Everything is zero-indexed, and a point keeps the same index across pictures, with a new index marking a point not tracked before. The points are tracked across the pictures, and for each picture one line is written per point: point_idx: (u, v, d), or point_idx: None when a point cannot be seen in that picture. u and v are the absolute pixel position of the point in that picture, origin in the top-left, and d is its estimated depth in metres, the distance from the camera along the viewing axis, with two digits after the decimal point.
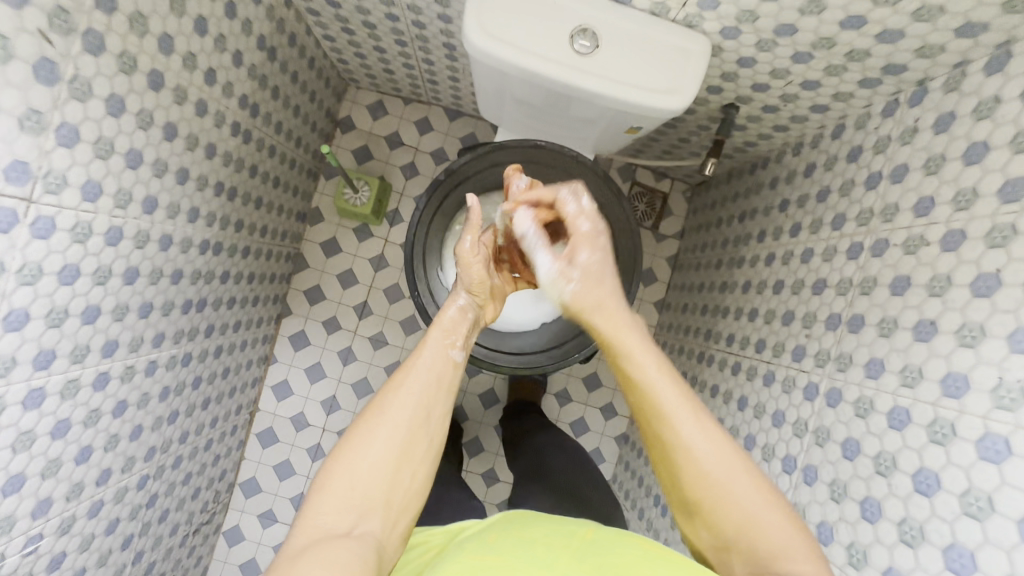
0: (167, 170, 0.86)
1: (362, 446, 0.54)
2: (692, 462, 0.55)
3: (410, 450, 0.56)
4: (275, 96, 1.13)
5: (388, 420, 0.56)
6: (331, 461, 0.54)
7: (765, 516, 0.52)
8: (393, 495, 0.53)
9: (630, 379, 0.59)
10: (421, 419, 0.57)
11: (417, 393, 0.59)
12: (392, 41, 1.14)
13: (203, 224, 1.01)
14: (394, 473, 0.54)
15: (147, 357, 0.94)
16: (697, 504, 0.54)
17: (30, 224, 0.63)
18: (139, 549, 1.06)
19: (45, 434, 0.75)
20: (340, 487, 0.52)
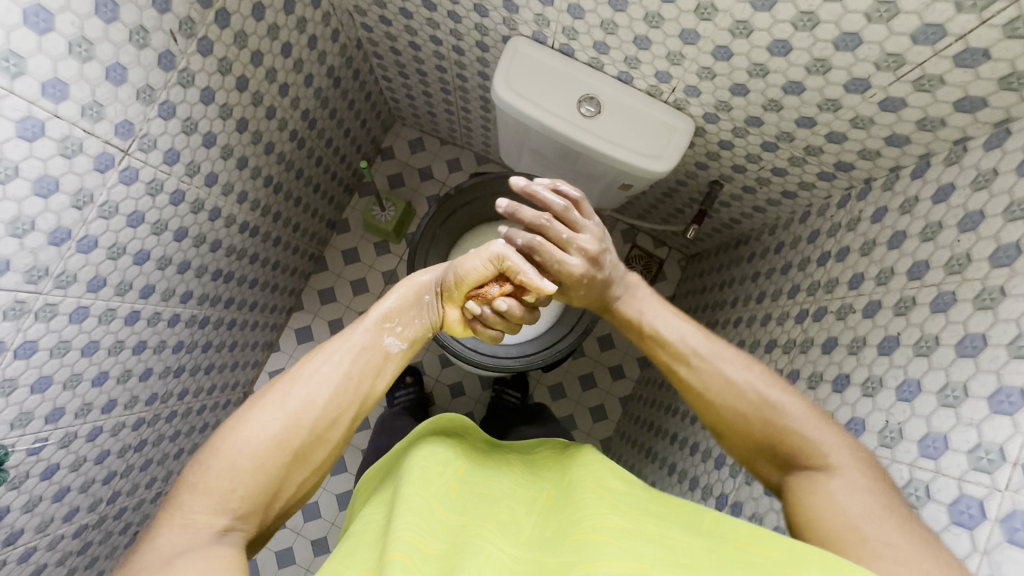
0: (232, 154, 0.94)
1: (243, 448, 0.54)
2: (711, 385, 0.62)
3: (302, 452, 0.57)
4: (332, 117, 1.22)
5: (276, 420, 0.56)
6: (207, 463, 0.54)
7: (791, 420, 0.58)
8: (275, 493, 0.55)
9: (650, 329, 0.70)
10: (318, 420, 0.58)
11: (316, 395, 0.59)
12: (438, 88, 1.25)
13: (248, 207, 1.07)
14: (279, 472, 0.55)
15: (174, 310, 0.98)
16: (721, 424, 0.62)
17: (120, 171, 0.72)
18: (103, 516, 1.03)
19: (26, 386, 0.73)
20: (211, 489, 0.52)
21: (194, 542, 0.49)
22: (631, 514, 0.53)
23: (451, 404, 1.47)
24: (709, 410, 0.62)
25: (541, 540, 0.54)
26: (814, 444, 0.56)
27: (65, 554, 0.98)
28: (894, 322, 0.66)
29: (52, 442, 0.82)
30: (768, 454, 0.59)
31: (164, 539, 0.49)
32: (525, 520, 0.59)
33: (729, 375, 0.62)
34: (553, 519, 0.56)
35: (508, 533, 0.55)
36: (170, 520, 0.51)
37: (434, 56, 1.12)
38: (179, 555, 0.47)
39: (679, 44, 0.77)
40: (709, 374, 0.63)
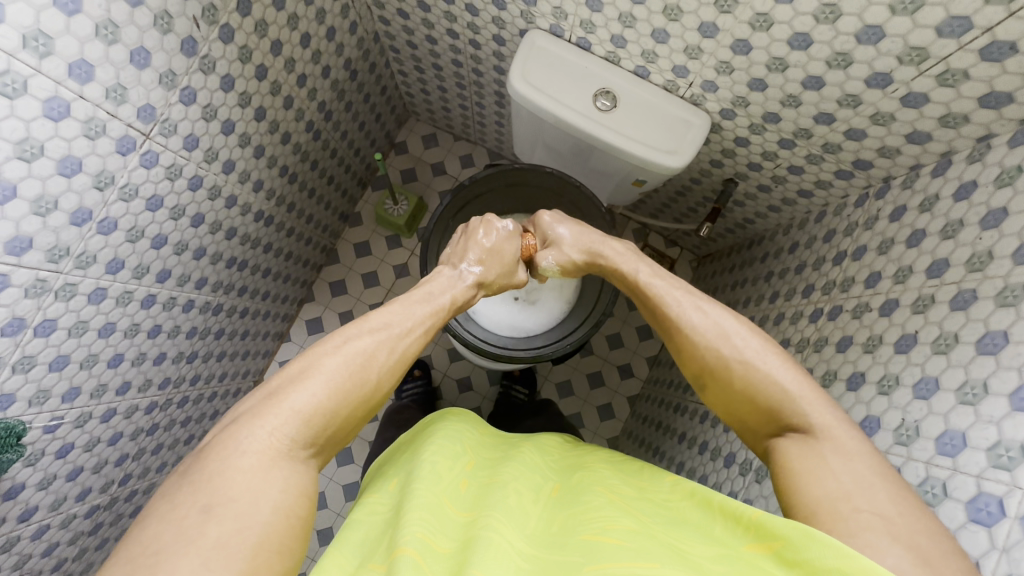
0: (249, 142, 0.95)
1: (321, 390, 0.56)
2: (694, 332, 0.64)
3: (365, 408, 0.61)
4: (348, 109, 1.23)
5: (355, 374, 0.59)
6: (291, 391, 0.55)
7: (773, 370, 0.58)
8: (333, 442, 0.58)
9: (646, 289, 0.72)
10: (385, 382, 0.63)
11: (383, 361, 0.63)
12: (453, 82, 1.26)
13: (263, 197, 1.08)
14: (343, 423, 0.58)
15: (188, 295, 0.99)
16: (708, 370, 0.63)
17: (141, 154, 0.73)
18: (113, 498, 1.04)
19: (44, 363, 0.75)
20: (287, 422, 0.53)
21: (271, 469, 0.50)
22: (640, 520, 0.53)
23: (459, 399, 1.47)
24: (695, 357, 0.64)
25: (549, 536, 0.54)
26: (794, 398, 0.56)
27: (77, 534, 0.99)
28: (912, 320, 0.65)
29: (69, 422, 0.84)
30: (745, 405, 0.59)
31: (243, 459, 0.50)
32: (534, 509, 0.59)
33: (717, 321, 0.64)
34: (559, 519, 0.56)
35: (518, 521, 0.55)
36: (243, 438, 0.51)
37: (451, 50, 1.13)
38: (262, 481, 0.49)
39: (698, 37, 0.76)
40: (697, 321, 0.65)
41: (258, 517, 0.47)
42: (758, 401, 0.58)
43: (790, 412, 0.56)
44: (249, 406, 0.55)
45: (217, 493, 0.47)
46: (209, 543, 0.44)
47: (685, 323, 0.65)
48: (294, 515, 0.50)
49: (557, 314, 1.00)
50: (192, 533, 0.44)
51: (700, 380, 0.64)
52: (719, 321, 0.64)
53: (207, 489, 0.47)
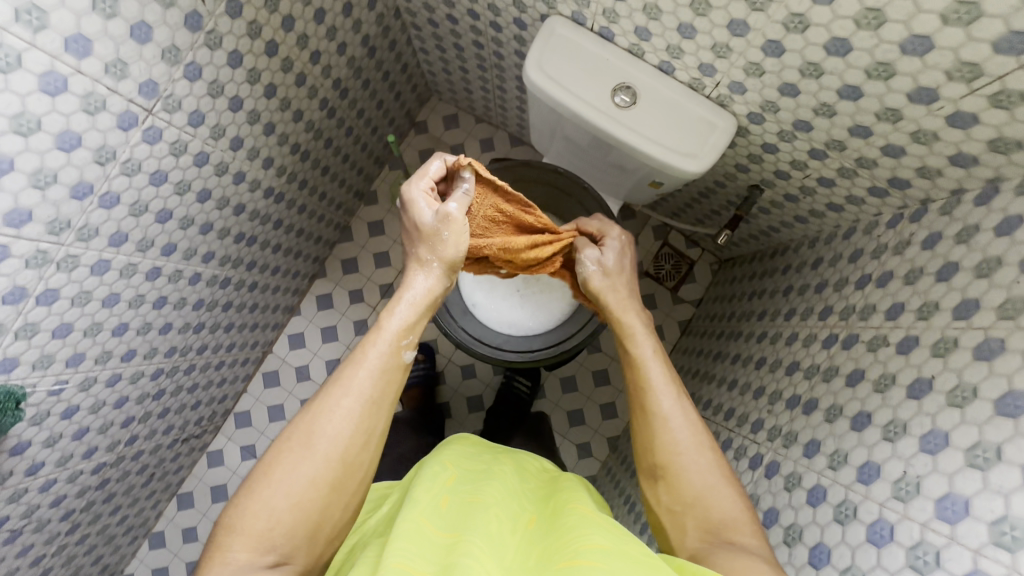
0: (259, 119, 0.94)
1: (282, 489, 0.55)
2: (667, 433, 0.62)
3: (338, 485, 0.58)
4: (365, 87, 1.21)
5: (311, 460, 0.57)
6: (252, 498, 0.55)
7: (723, 490, 0.59)
8: (316, 527, 0.56)
9: (629, 354, 0.68)
10: (352, 453, 0.58)
11: (346, 430, 0.58)
12: (475, 63, 1.22)
13: (273, 173, 1.07)
14: (319, 507, 0.56)
15: (195, 269, 1.00)
16: (666, 470, 0.61)
17: (144, 130, 0.73)
18: (120, 456, 1.09)
19: (47, 331, 0.77)
20: (255, 528, 0.54)
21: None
22: (615, 534, 0.53)
23: (461, 386, 1.47)
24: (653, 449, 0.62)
25: (527, 570, 0.52)
26: (731, 513, 0.58)
27: (84, 487, 1.04)
28: (930, 363, 0.60)
29: (74, 386, 0.86)
30: (684, 510, 0.59)
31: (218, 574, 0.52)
32: (511, 540, 0.56)
33: (686, 424, 0.62)
34: (536, 552, 0.55)
35: (498, 553, 0.53)
36: (222, 552, 0.54)
37: (472, 31, 1.09)
38: None
39: (727, 35, 0.70)
40: (674, 424, 0.62)
41: None
42: (706, 509, 0.58)
43: (728, 531, 0.57)
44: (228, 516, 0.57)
45: None
46: None
47: (662, 418, 0.62)
48: None
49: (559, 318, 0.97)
50: None
51: (651, 473, 0.62)
52: (693, 424, 0.62)
53: None
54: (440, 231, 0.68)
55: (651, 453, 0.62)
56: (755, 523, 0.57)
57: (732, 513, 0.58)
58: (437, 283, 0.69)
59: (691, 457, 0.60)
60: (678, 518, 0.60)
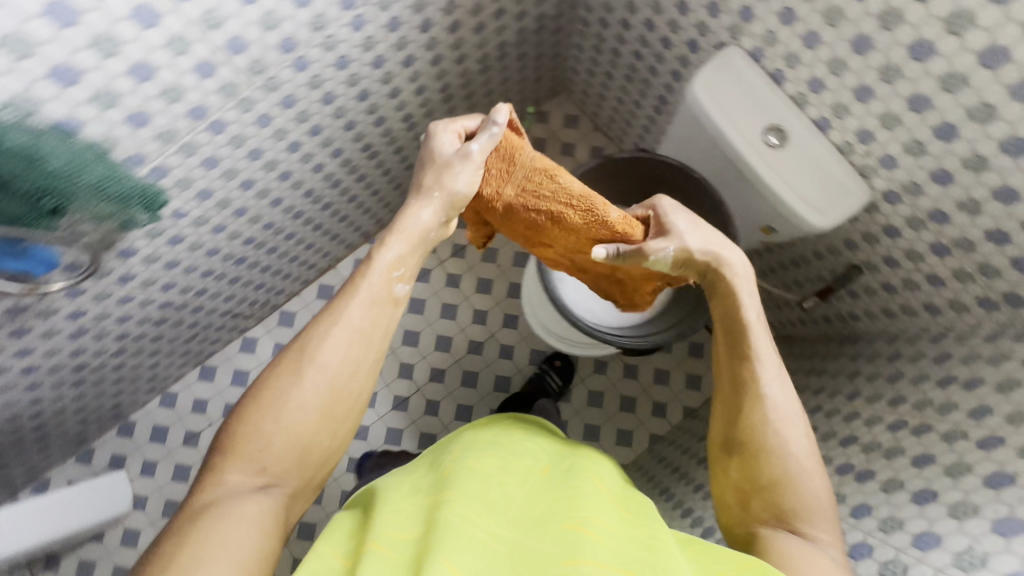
0: (432, 49, 1.01)
1: (274, 414, 0.66)
2: (761, 413, 0.68)
3: (330, 411, 0.68)
4: (519, 60, 1.28)
5: (302, 388, 0.67)
6: (245, 428, 0.66)
7: (805, 479, 0.66)
8: (307, 448, 0.67)
9: (740, 323, 0.72)
10: (343, 384, 0.69)
11: (338, 358, 0.69)
12: (624, 74, 1.28)
13: (418, 103, 1.14)
14: (310, 431, 0.67)
15: (322, 159, 1.06)
16: (747, 449, 0.68)
17: (355, 16, 0.82)
18: (184, 302, 1.14)
19: (199, 158, 0.83)
20: (248, 451, 0.65)
21: (238, 498, 0.62)
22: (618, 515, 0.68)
23: (495, 362, 1.50)
24: (744, 424, 0.69)
25: (532, 519, 0.66)
26: (808, 501, 0.65)
27: (146, 317, 1.10)
28: (1015, 462, 0.63)
29: (190, 218, 0.93)
30: (759, 489, 0.67)
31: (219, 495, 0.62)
32: (518, 493, 0.71)
33: (784, 407, 0.69)
34: (540, 508, 0.68)
35: (486, 515, 0.65)
36: (219, 478, 0.64)
37: (638, 42, 1.15)
38: (222, 507, 0.60)
39: (903, 107, 0.75)
40: (767, 416, 0.68)
41: (228, 537, 0.58)
42: (782, 494, 0.65)
43: (801, 518, 0.64)
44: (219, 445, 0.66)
45: (204, 518, 0.60)
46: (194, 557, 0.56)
47: (760, 406, 0.69)
48: (255, 528, 0.60)
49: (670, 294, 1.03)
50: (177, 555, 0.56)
51: (729, 450, 0.70)
52: (791, 417, 0.68)
53: (192, 516, 0.60)
54: (454, 164, 0.77)
55: (740, 434, 0.69)
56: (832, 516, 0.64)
57: (808, 502, 0.65)
58: (434, 213, 0.77)
59: (782, 444, 0.67)
60: (753, 495, 0.67)
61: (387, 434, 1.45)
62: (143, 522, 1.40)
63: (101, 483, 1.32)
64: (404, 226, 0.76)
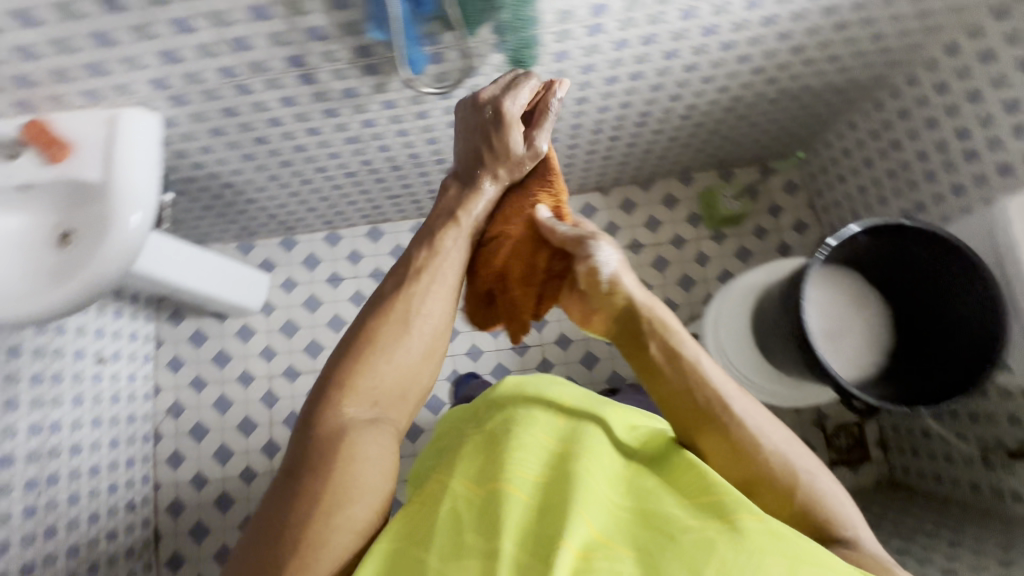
0: (765, 59, 1.07)
1: (383, 362, 0.74)
2: (747, 435, 0.72)
3: (428, 352, 0.78)
4: (801, 110, 1.31)
5: (412, 338, 0.76)
6: (354, 376, 0.73)
7: (816, 480, 0.71)
8: (405, 389, 0.75)
9: (694, 383, 0.75)
10: (439, 327, 0.79)
11: (438, 307, 0.79)
12: (887, 168, 1.30)
13: (710, 100, 1.19)
14: (414, 375, 0.76)
15: (613, 103, 1.13)
16: (758, 479, 0.71)
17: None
18: (425, 163, 1.23)
19: (560, 47, 0.90)
20: (362, 393, 0.72)
21: (360, 432, 0.69)
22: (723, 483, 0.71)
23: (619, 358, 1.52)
24: (738, 458, 0.72)
25: (637, 489, 0.72)
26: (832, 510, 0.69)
27: (394, 158, 1.18)
28: None
29: None
30: (788, 510, 0.70)
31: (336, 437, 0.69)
32: (622, 471, 0.76)
33: (754, 416, 0.74)
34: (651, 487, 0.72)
35: (592, 470, 0.72)
36: (328, 422, 0.70)
37: (931, 146, 1.17)
38: (353, 438, 0.68)
39: None
40: (753, 429, 0.73)
41: (365, 464, 0.67)
42: (810, 511, 0.69)
43: (833, 521, 0.69)
44: (322, 391, 0.73)
45: (334, 455, 0.67)
46: (339, 483, 0.65)
47: (738, 421, 0.73)
48: (385, 455, 0.70)
49: (894, 365, 1.02)
50: (321, 484, 0.65)
51: (743, 487, 0.72)
52: (767, 426, 0.74)
53: (318, 455, 0.67)
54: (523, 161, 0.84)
55: (744, 467, 0.71)
56: (839, 495, 0.71)
57: (832, 505, 0.70)
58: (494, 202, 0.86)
59: (773, 452, 0.72)
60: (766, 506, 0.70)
61: (497, 368, 1.49)
62: (261, 325, 1.50)
63: (247, 273, 1.40)
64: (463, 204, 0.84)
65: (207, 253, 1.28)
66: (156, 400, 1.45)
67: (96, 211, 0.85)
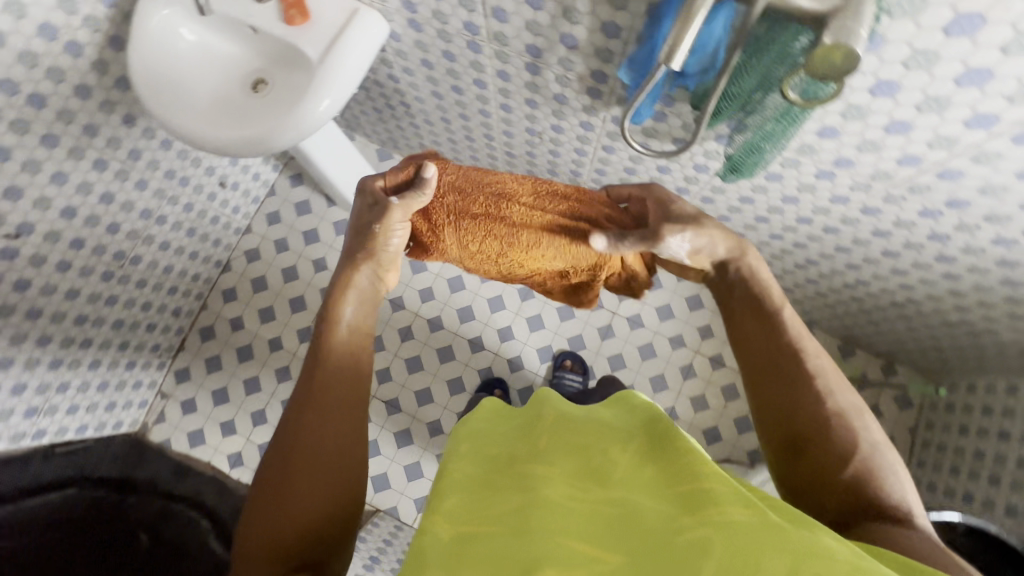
0: (969, 288, 0.93)
1: (277, 458, 0.58)
2: (806, 374, 0.63)
3: (325, 418, 0.60)
4: (969, 347, 1.16)
5: (302, 417, 0.60)
6: (259, 492, 0.57)
7: (862, 427, 0.60)
8: (320, 472, 0.58)
9: (742, 323, 0.70)
10: (334, 382, 0.63)
11: (328, 365, 0.64)
12: (1017, 455, 1.13)
13: (885, 288, 1.07)
14: (319, 451, 0.58)
15: (789, 237, 1.04)
16: (810, 427, 0.61)
17: (1005, 238, 0.77)
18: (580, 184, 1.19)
19: (777, 169, 0.83)
20: (267, 510, 0.55)
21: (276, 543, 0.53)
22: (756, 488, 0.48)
23: None
24: (785, 407, 0.63)
25: (619, 485, 0.51)
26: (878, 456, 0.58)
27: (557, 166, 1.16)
28: None
29: (695, 176, 0.95)
30: (833, 467, 0.58)
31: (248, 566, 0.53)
32: (618, 459, 0.55)
33: (809, 345, 0.65)
34: (648, 475, 0.52)
35: (559, 479, 0.53)
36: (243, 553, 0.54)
37: None
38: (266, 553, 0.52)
39: None
40: (821, 380, 0.62)
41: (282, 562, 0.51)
42: (857, 465, 0.58)
43: (874, 475, 0.57)
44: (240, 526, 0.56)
45: None
46: None
47: (798, 359, 0.64)
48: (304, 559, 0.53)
49: None
50: None
51: (791, 442, 0.62)
52: (833, 372, 0.63)
53: None
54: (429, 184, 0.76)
55: (797, 418, 0.62)
56: (869, 416, 0.61)
57: (879, 458, 0.58)
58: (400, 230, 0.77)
59: (839, 407, 0.61)
60: (833, 490, 0.57)
61: (524, 390, 1.47)
62: None
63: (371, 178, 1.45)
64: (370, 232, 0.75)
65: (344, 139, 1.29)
66: (242, 238, 1.54)
67: (296, 79, 0.93)
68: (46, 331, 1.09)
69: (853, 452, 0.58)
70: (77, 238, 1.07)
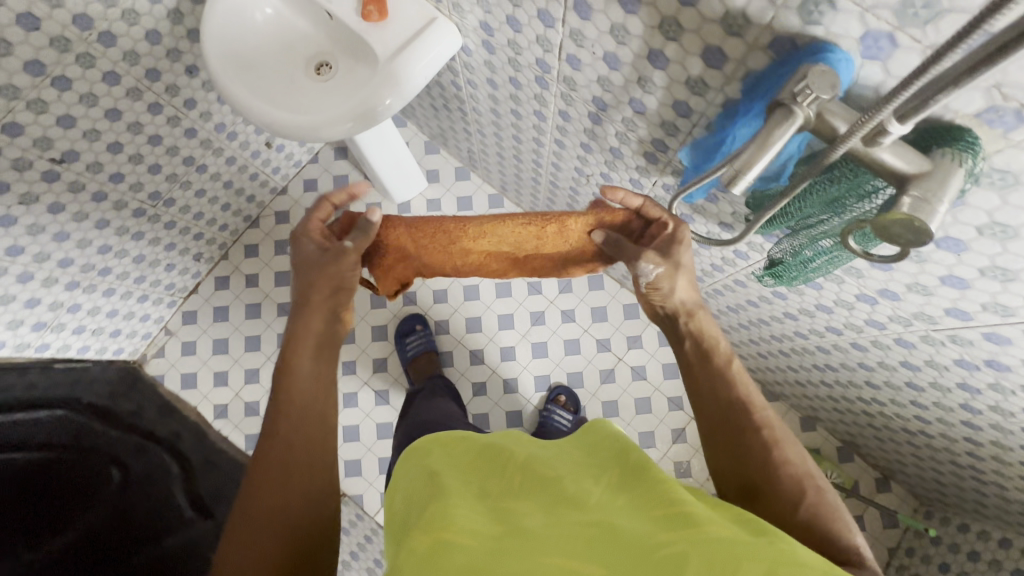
0: (986, 438, 0.90)
1: (250, 484, 0.61)
2: (752, 428, 0.65)
3: (294, 437, 0.64)
4: (970, 488, 1.12)
5: (273, 440, 0.64)
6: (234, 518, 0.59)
7: (810, 477, 0.62)
8: (292, 489, 0.61)
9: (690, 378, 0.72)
10: (305, 400, 0.67)
11: (300, 384, 0.69)
12: None
13: (899, 411, 1.04)
14: (289, 470, 0.62)
15: (814, 339, 1.01)
16: (760, 484, 0.62)
17: None
18: None
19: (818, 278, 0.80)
20: (240, 534, 0.58)
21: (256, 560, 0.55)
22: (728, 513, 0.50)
23: None
24: (736, 461, 0.65)
25: (596, 510, 0.52)
26: (828, 504, 0.59)
27: None
28: None
29: (732, 259, 0.93)
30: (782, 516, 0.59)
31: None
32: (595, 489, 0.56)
33: (754, 397, 0.68)
34: (622, 501, 0.53)
35: (538, 512, 0.53)
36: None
37: None
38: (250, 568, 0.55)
39: None
40: (767, 432, 0.65)
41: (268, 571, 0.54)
42: (807, 514, 0.59)
43: (824, 522, 0.58)
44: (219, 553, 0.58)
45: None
46: None
47: (745, 414, 0.66)
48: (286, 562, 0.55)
49: None
50: None
51: (745, 495, 0.63)
52: (777, 426, 0.66)
53: None
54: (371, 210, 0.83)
55: (745, 471, 0.64)
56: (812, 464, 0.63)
57: (831, 506, 0.59)
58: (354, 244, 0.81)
59: (790, 462, 0.63)
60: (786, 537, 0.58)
61: (514, 413, 1.47)
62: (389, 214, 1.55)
63: (415, 171, 1.44)
64: (321, 265, 0.78)
65: (392, 127, 1.26)
66: (276, 198, 1.55)
67: (363, 70, 0.92)
68: (70, 253, 1.12)
69: (799, 502, 0.59)
70: (118, 172, 1.09)
